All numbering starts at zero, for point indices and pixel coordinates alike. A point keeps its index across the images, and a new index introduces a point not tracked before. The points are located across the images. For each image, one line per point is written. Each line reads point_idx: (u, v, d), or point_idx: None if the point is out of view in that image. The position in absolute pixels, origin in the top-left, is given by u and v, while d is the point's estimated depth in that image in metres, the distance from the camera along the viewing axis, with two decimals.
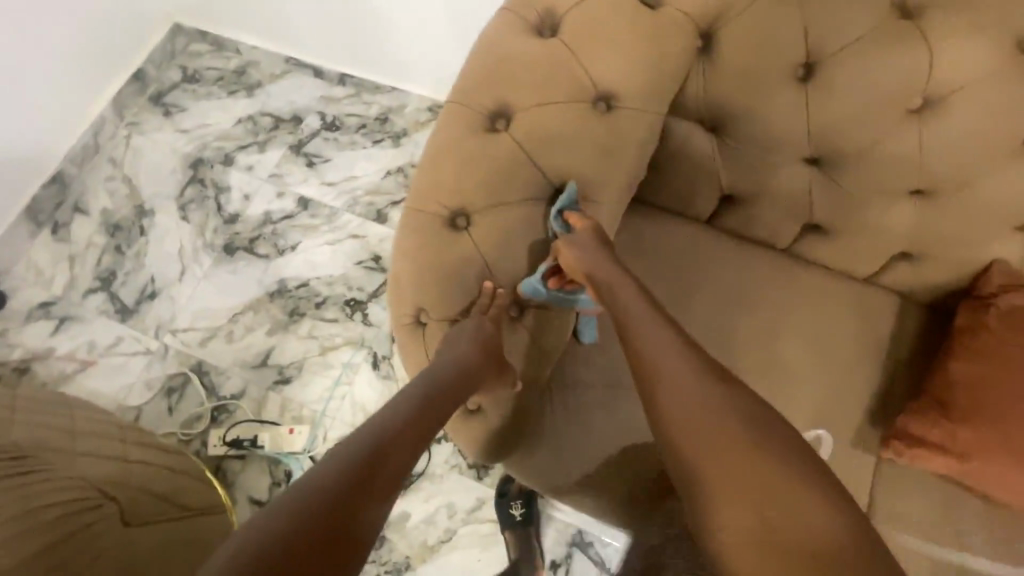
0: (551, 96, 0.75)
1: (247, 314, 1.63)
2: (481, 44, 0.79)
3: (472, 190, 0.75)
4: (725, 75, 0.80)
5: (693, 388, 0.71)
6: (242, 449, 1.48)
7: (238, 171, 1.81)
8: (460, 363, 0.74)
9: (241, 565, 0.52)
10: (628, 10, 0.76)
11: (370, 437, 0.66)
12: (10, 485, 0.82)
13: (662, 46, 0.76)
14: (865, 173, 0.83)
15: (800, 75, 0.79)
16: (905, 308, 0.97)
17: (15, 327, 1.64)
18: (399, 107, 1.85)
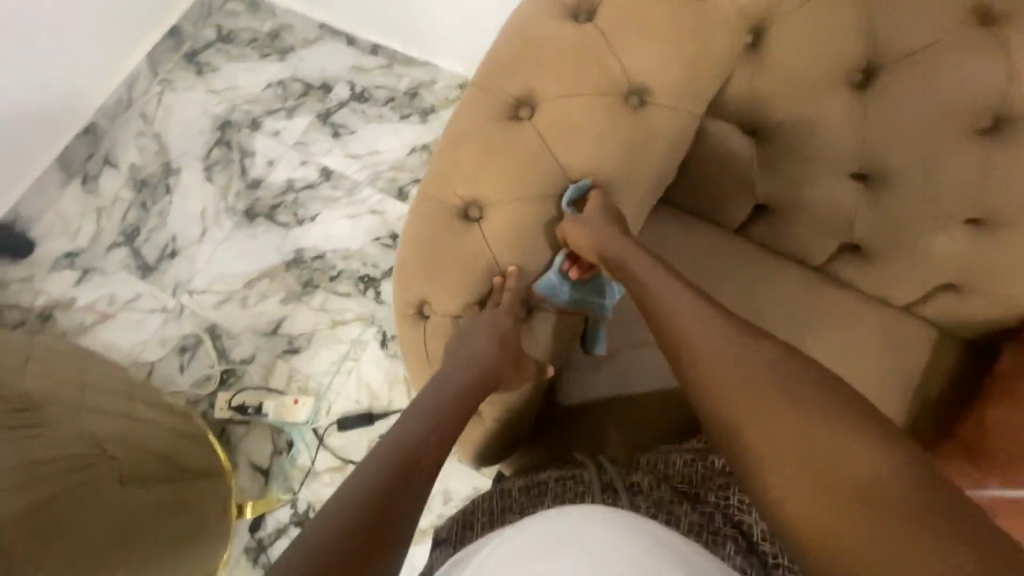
0: (580, 86, 0.70)
1: (263, 281, 1.64)
2: (511, 26, 0.74)
3: (487, 181, 0.71)
4: (772, 75, 0.74)
5: (724, 345, 0.69)
6: (247, 415, 1.49)
7: (264, 136, 1.80)
8: (473, 361, 0.72)
9: None
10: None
11: (390, 450, 0.63)
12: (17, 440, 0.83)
13: (706, 41, 0.71)
14: (916, 194, 0.76)
15: (856, 81, 0.73)
16: (943, 341, 0.90)
17: (41, 275, 1.68)
18: (430, 82, 1.80)
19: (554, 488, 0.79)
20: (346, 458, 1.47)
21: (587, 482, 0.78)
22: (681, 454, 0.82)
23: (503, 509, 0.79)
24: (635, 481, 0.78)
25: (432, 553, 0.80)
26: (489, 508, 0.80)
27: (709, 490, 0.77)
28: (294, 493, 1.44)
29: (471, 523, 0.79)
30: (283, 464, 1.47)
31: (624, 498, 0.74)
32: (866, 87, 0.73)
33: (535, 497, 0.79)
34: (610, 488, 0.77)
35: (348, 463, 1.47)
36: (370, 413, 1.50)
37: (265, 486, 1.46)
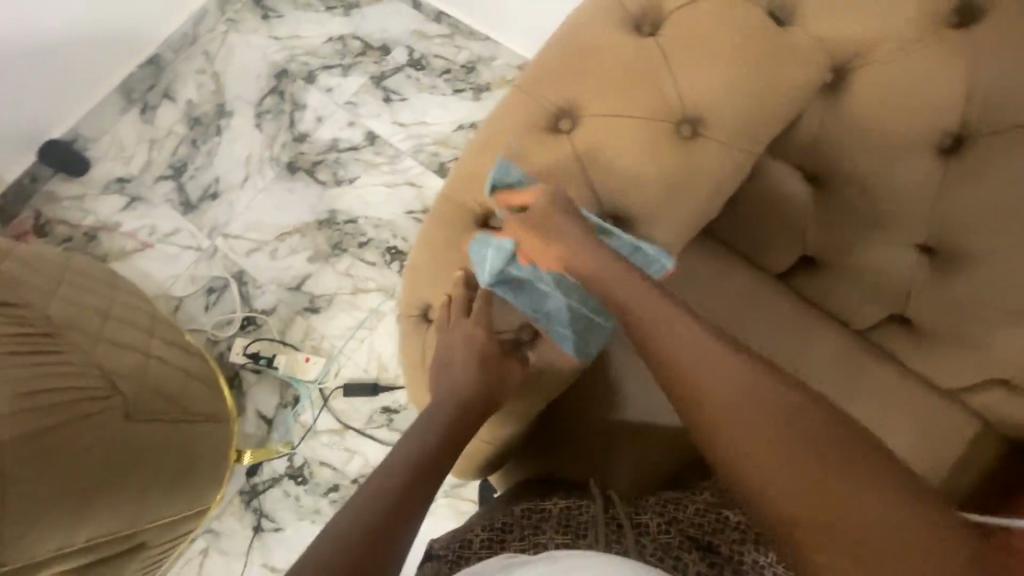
0: (628, 106, 0.64)
1: (294, 236, 1.66)
2: (567, 29, 0.69)
3: (512, 193, 0.68)
4: (848, 122, 0.69)
5: (730, 376, 0.60)
6: (259, 364, 1.53)
7: (317, 90, 1.79)
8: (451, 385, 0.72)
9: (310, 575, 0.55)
10: (751, 23, 0.64)
11: (382, 490, 0.65)
12: (42, 363, 0.87)
13: (782, 74, 0.63)
14: (984, 276, 0.69)
15: (944, 146, 0.67)
16: (984, 435, 0.82)
17: (92, 196, 1.74)
18: (489, 59, 1.75)
19: (555, 519, 0.75)
20: (347, 423, 1.50)
21: (592, 515, 0.74)
22: (697, 498, 0.76)
23: (502, 533, 0.74)
24: (643, 522, 0.73)
25: (422, 567, 0.75)
26: (488, 529, 0.75)
27: (721, 539, 0.71)
28: (292, 448, 1.48)
29: (468, 543, 0.74)
30: (286, 418, 1.51)
31: (629, 538, 0.71)
32: (953, 153, 0.67)
33: (535, 525, 0.74)
34: (614, 525, 0.73)
35: (348, 429, 1.49)
36: (376, 384, 1.51)
37: (267, 435, 1.50)
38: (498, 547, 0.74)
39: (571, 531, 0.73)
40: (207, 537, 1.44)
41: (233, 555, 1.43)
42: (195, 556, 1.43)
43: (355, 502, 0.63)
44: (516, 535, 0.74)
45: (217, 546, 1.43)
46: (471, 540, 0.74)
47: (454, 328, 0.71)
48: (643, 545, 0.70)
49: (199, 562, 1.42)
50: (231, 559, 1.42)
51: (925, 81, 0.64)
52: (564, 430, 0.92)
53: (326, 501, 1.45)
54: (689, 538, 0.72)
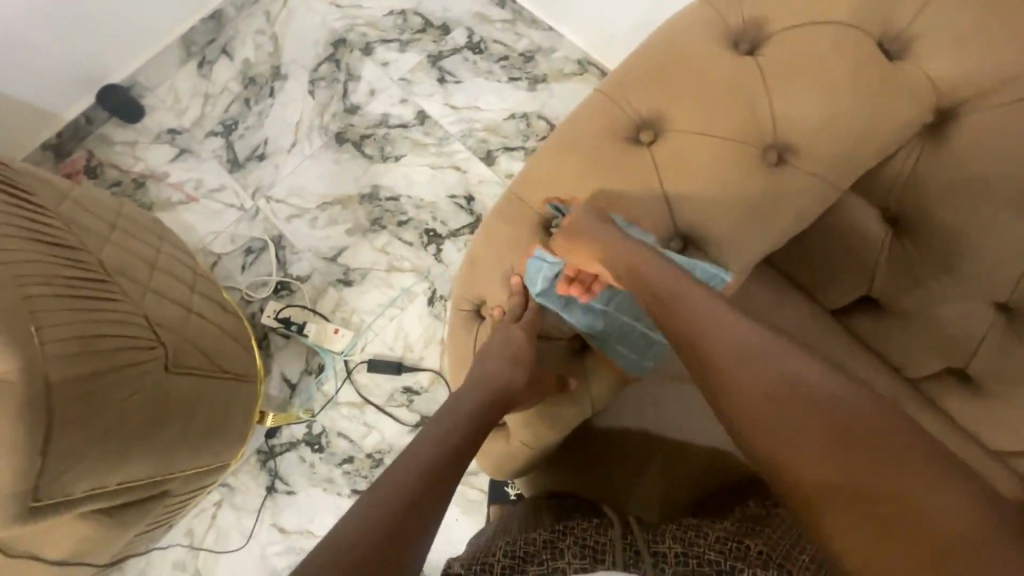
0: (718, 125, 0.62)
1: (335, 207, 1.67)
2: (661, 37, 0.67)
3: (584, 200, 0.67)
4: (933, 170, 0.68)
5: (764, 359, 0.60)
6: (290, 330, 1.55)
7: (373, 63, 1.79)
8: (486, 377, 0.71)
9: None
10: (859, 51, 0.61)
11: (397, 484, 0.61)
12: (96, 307, 0.88)
13: (886, 109, 0.61)
14: None
15: None
16: None
17: (144, 144, 1.77)
18: (549, 50, 1.73)
19: (575, 543, 0.73)
20: (367, 398, 1.51)
21: (611, 537, 0.74)
22: (716, 528, 0.74)
23: (525, 557, 0.72)
24: (663, 549, 0.71)
25: None
26: (509, 554, 0.73)
27: (744, 565, 0.67)
28: (312, 415, 1.51)
29: (490, 564, 0.72)
30: (309, 385, 1.53)
31: (647, 562, 0.70)
32: None
33: (555, 547, 0.73)
34: (633, 550, 0.72)
35: (368, 403, 1.51)
36: (400, 364, 1.52)
37: (289, 400, 1.52)
38: (519, 575, 0.71)
39: (590, 554, 0.72)
40: (222, 490, 1.47)
41: (245, 511, 1.46)
42: (208, 507, 1.47)
43: (367, 496, 0.60)
44: (537, 559, 0.72)
45: (230, 500, 1.47)
46: (493, 564, 0.71)
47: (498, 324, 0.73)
48: (663, 568, 0.69)
49: (211, 513, 1.46)
50: (243, 514, 1.46)
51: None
52: (588, 452, 0.91)
53: (340, 471, 1.47)
54: (710, 566, 0.68)
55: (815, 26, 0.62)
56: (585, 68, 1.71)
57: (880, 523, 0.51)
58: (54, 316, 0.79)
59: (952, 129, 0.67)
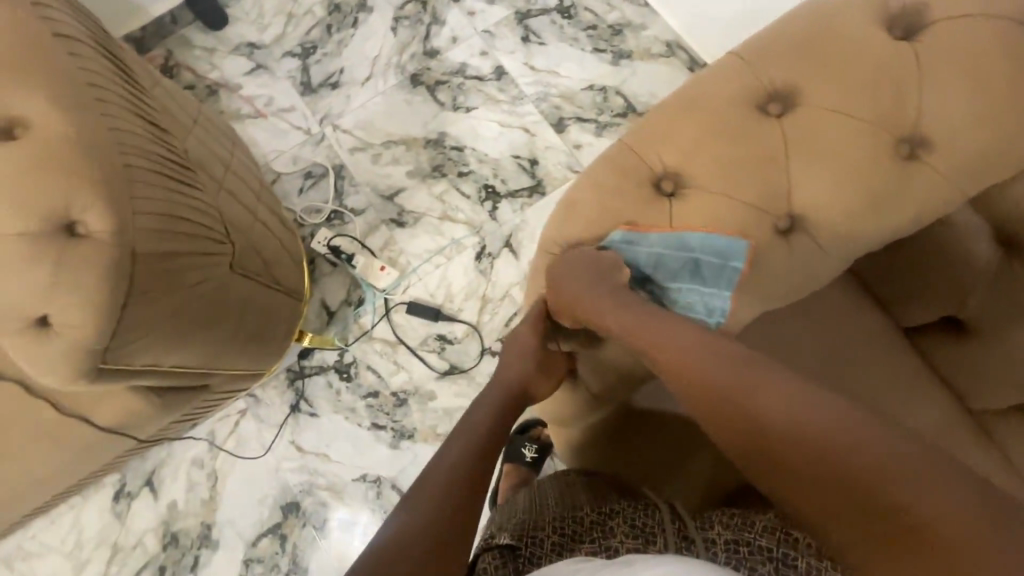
0: (854, 108, 0.61)
1: (399, 147, 1.67)
2: (809, 13, 0.65)
3: (700, 163, 0.65)
4: None
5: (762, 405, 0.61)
6: (338, 259, 1.57)
7: (459, 11, 1.76)
8: (523, 353, 0.83)
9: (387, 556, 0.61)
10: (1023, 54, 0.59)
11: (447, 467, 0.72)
12: (182, 191, 0.90)
13: None
14: None
15: None
16: None
17: (221, 53, 1.77)
18: (639, 26, 1.70)
19: (625, 522, 0.76)
20: (401, 338, 1.53)
21: (659, 520, 0.75)
22: (762, 516, 0.71)
23: (575, 537, 0.76)
24: (711, 535, 0.72)
25: (482, 553, 0.76)
26: (559, 531, 0.77)
27: (797, 554, 0.66)
28: (346, 344, 1.54)
29: (541, 540, 0.76)
30: (347, 315, 1.56)
31: (699, 547, 0.71)
32: None
33: (605, 526, 0.76)
34: (682, 535, 0.74)
35: (401, 344, 1.53)
36: (438, 311, 1.53)
37: (327, 326, 1.55)
38: (571, 548, 0.75)
39: (641, 536, 0.74)
40: (248, 400, 1.52)
41: (267, 423, 1.50)
42: (233, 413, 1.51)
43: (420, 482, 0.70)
44: (587, 539, 0.75)
45: (255, 411, 1.51)
46: (543, 540, 0.76)
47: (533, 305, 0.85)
48: (713, 551, 0.70)
49: (235, 420, 1.51)
50: (265, 426, 1.50)
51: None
52: (631, 441, 0.90)
53: (363, 404, 1.50)
54: (762, 553, 0.67)
55: (974, 22, 0.60)
56: (673, 51, 1.67)
57: (873, 527, 0.55)
58: (147, 191, 0.82)
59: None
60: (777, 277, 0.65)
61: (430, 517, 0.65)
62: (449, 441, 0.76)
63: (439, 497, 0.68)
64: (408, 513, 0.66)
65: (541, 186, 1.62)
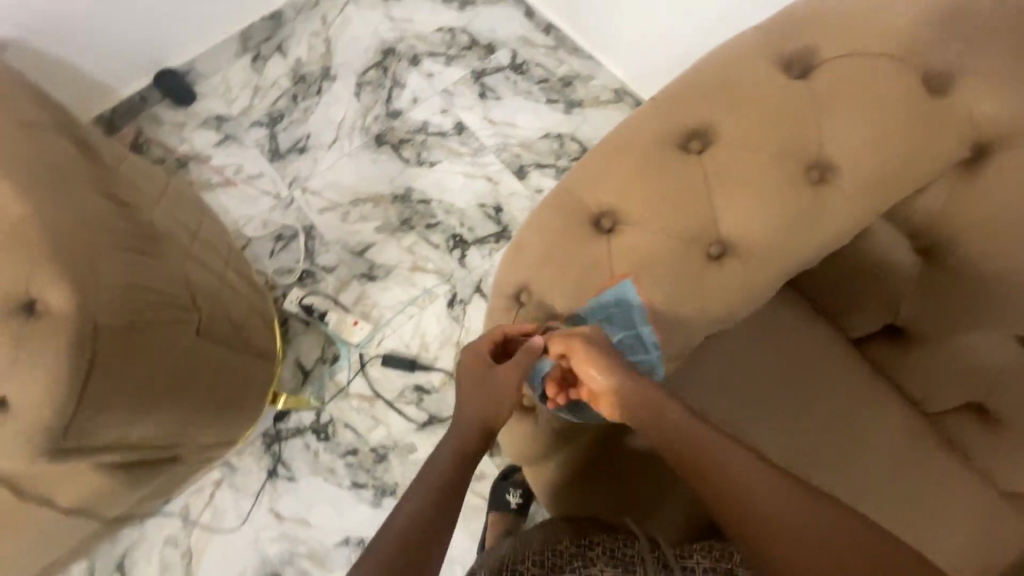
0: (766, 140, 0.67)
1: (367, 204, 1.71)
2: (718, 59, 0.72)
3: (632, 199, 0.69)
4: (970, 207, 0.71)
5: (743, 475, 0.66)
6: (310, 317, 1.58)
7: (418, 74, 1.86)
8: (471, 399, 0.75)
9: None
10: (907, 83, 0.66)
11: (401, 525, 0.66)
12: (147, 260, 0.92)
13: (925, 144, 0.66)
14: None
15: None
16: None
17: (191, 127, 1.83)
18: (588, 76, 1.80)
19: (605, 553, 0.76)
20: (379, 392, 1.53)
21: (637, 550, 0.77)
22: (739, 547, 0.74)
23: (554, 569, 0.75)
24: (689, 564, 0.73)
25: None
26: (539, 563, 0.75)
27: None
28: (322, 404, 1.52)
29: (520, 570, 0.74)
30: (323, 373, 1.55)
31: None
32: None
33: (586, 557, 0.75)
34: (661, 564, 0.75)
35: (378, 398, 1.52)
36: (414, 361, 1.54)
37: (302, 387, 1.54)
38: None
39: (622, 566, 0.74)
40: (223, 470, 1.48)
41: (243, 492, 1.46)
42: (207, 485, 1.47)
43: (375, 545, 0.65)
44: (567, 569, 0.74)
45: (230, 480, 1.47)
46: (522, 572, 0.74)
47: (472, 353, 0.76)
48: None
49: (210, 492, 1.46)
50: (241, 496, 1.46)
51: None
52: (611, 470, 0.91)
53: (342, 462, 1.47)
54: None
55: (864, 58, 0.67)
56: (621, 97, 1.78)
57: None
58: (111, 264, 0.83)
59: (989, 164, 0.69)
60: (716, 300, 0.69)
61: None
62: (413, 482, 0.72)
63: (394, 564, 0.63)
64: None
65: (507, 232, 1.68)
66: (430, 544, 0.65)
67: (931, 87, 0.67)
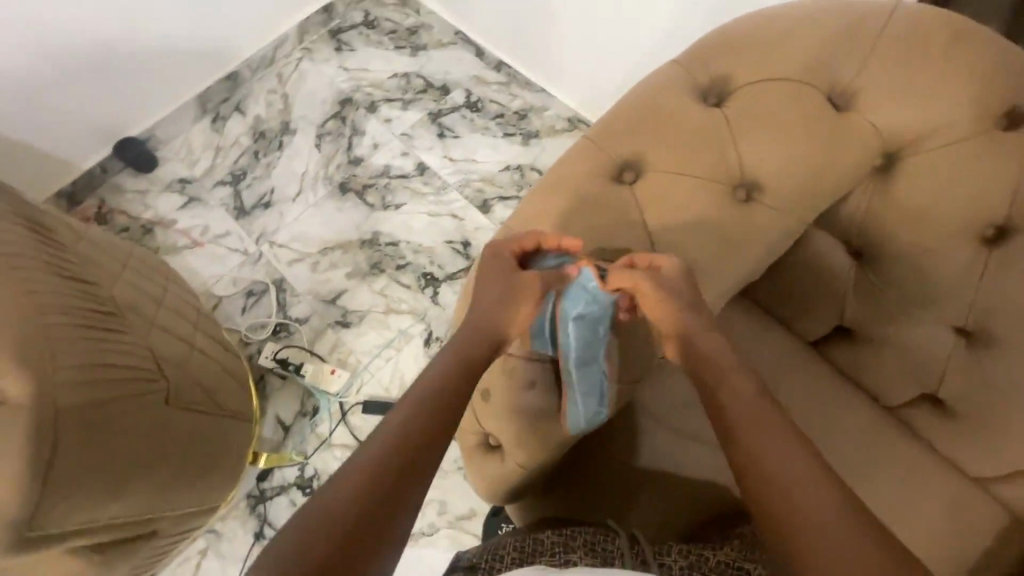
0: (694, 167, 0.73)
1: (336, 252, 1.73)
2: (639, 93, 0.78)
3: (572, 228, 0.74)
4: (894, 210, 0.75)
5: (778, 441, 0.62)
6: (286, 371, 1.58)
7: (377, 120, 1.90)
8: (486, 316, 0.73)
9: (307, 534, 0.53)
10: (813, 105, 0.72)
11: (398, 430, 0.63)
12: (106, 336, 0.91)
13: (837, 155, 0.72)
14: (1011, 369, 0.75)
15: (986, 237, 0.73)
16: (999, 523, 0.85)
17: (154, 193, 1.82)
18: (542, 108, 1.86)
19: (584, 542, 0.75)
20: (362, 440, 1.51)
21: (618, 545, 0.76)
22: (717, 552, 0.75)
23: (533, 553, 0.74)
24: (667, 562, 0.73)
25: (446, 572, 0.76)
26: (518, 548, 0.75)
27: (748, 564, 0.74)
28: (305, 458, 1.50)
29: (500, 555, 0.75)
30: (304, 427, 1.53)
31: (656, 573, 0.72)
32: (999, 242, 0.73)
33: (565, 544, 0.75)
34: (639, 560, 0.74)
35: None
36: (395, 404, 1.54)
37: (282, 443, 1.52)
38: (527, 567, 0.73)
39: (600, 557, 0.73)
40: (208, 538, 1.43)
41: (230, 559, 1.42)
42: (192, 556, 1.42)
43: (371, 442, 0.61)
44: (546, 553, 0.74)
45: (216, 547, 1.43)
46: (502, 556, 0.74)
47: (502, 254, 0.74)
48: None
49: (195, 562, 1.42)
50: (228, 563, 1.42)
51: (980, 178, 0.70)
52: (586, 485, 0.93)
53: None
54: None
55: (774, 82, 0.73)
56: (575, 125, 1.83)
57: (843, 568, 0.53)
58: (71, 344, 0.83)
59: (901, 172, 0.74)
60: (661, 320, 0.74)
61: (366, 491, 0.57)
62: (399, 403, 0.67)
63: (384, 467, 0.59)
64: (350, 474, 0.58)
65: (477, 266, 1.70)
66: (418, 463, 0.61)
67: (835, 105, 0.74)
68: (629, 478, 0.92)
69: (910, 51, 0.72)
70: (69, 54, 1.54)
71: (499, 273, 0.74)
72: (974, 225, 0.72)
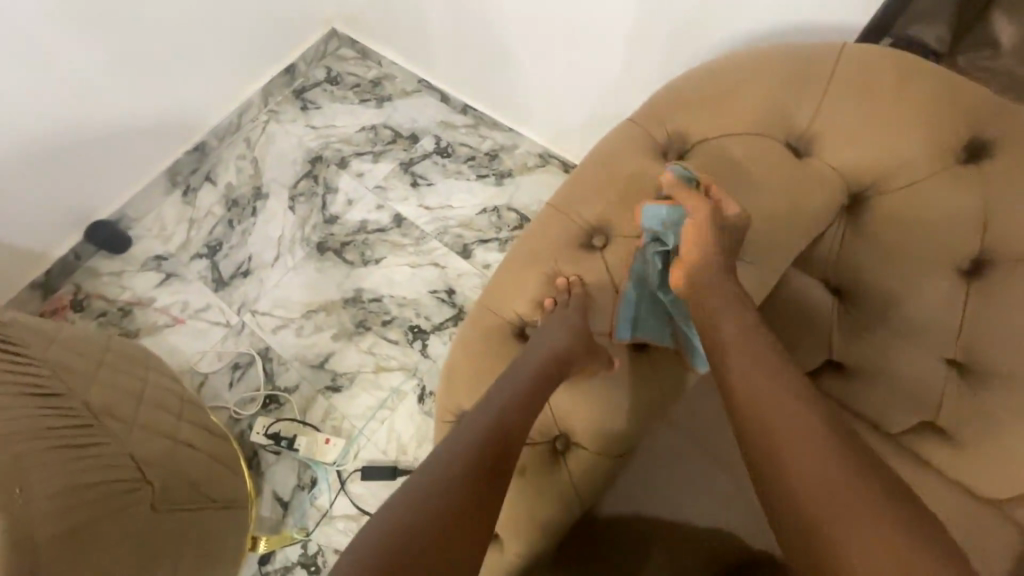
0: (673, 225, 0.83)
1: (320, 314, 1.70)
2: (594, 162, 0.90)
3: (537, 298, 0.87)
4: (868, 251, 0.82)
5: (759, 370, 0.71)
6: (280, 445, 1.54)
7: (349, 175, 1.89)
8: (553, 327, 0.82)
9: (378, 548, 0.62)
10: (766, 157, 0.83)
11: (461, 459, 0.71)
12: (79, 454, 0.87)
13: (797, 200, 0.81)
14: (1000, 391, 0.77)
15: (965, 269, 0.78)
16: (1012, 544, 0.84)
17: (130, 272, 1.78)
18: (512, 147, 1.87)
19: None
20: (364, 508, 1.50)
21: None
22: None
23: None
24: None
25: None
26: None
27: None
28: (307, 534, 1.48)
29: None
30: (303, 500, 1.51)
31: None
32: (976, 275, 0.78)
33: None
34: None
35: (365, 514, 1.50)
36: (395, 468, 1.52)
37: (282, 520, 1.50)
38: None
39: None
40: None
41: None
42: None
43: (439, 465, 0.71)
44: None
45: None
46: None
47: (573, 223, 0.87)
48: None
49: None
50: None
51: (942, 218, 0.77)
52: (590, 544, 0.90)
53: None
54: None
55: (726, 138, 0.85)
56: (547, 160, 1.84)
57: (804, 468, 0.63)
58: (46, 471, 0.79)
59: (870, 210, 0.82)
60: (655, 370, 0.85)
61: (427, 517, 0.65)
62: (436, 451, 0.74)
63: (447, 493, 0.68)
64: (420, 493, 0.68)
65: (464, 313, 1.69)
66: (477, 500, 0.68)
67: (795, 150, 0.84)
68: (633, 541, 0.90)
69: (852, 104, 0.82)
70: (27, 145, 1.50)
71: (564, 243, 0.87)
72: (954, 259, 0.78)
